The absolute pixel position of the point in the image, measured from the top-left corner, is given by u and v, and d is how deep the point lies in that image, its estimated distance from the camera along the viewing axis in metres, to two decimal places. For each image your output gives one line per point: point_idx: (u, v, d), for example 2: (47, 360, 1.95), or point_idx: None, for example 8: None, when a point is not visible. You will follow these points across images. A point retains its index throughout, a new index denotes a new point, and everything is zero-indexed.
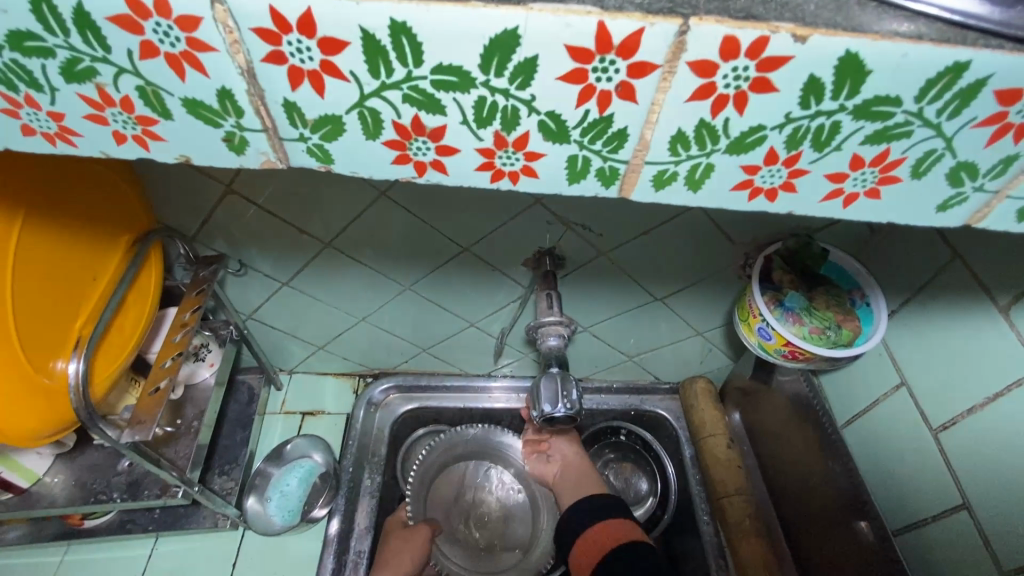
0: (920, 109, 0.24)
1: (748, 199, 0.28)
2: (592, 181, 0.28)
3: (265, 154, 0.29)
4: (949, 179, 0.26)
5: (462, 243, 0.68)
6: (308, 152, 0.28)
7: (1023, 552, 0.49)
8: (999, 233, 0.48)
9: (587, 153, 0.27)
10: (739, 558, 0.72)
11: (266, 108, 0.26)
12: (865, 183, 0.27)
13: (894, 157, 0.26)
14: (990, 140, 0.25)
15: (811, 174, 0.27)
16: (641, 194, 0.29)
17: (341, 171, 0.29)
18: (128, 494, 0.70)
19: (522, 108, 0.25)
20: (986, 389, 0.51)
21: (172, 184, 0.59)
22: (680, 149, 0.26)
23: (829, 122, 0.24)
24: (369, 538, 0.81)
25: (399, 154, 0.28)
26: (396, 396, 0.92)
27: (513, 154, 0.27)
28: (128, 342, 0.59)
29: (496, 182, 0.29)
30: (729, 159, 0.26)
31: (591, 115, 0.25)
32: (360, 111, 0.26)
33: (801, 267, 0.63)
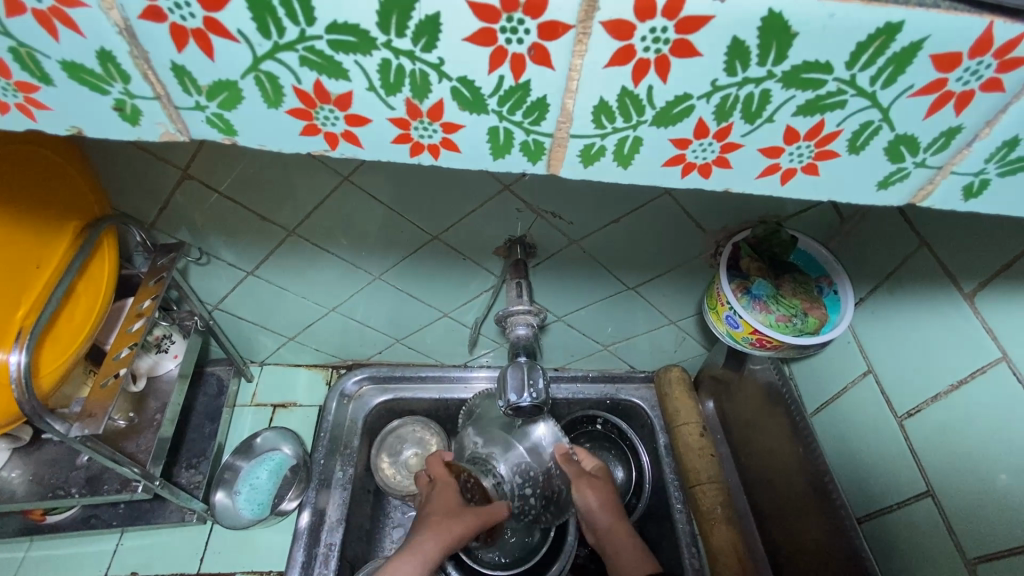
0: (853, 76, 0.23)
1: (681, 175, 0.28)
2: (517, 155, 0.28)
3: (163, 125, 0.27)
4: (888, 153, 0.26)
5: (431, 231, 0.67)
6: (207, 122, 0.27)
7: (982, 539, 0.49)
8: (969, 219, 0.48)
9: (507, 124, 0.26)
10: (711, 546, 0.71)
11: (154, 72, 0.24)
12: (801, 159, 0.27)
13: (830, 130, 0.25)
14: (930, 111, 0.24)
15: (745, 148, 0.26)
16: (570, 170, 0.28)
17: (246, 144, 0.28)
18: (88, 489, 0.68)
19: (431, 72, 0.24)
20: (948, 376, 0.51)
21: (124, 166, 0.57)
22: (604, 121, 0.25)
23: (757, 90, 0.24)
24: (341, 531, 0.78)
25: (307, 125, 0.26)
26: (370, 387, 0.90)
27: (430, 125, 0.26)
28: (81, 331, 0.57)
29: (417, 156, 0.28)
30: (657, 131, 0.26)
31: (505, 81, 0.24)
32: (257, 75, 0.24)
33: (770, 254, 0.63)
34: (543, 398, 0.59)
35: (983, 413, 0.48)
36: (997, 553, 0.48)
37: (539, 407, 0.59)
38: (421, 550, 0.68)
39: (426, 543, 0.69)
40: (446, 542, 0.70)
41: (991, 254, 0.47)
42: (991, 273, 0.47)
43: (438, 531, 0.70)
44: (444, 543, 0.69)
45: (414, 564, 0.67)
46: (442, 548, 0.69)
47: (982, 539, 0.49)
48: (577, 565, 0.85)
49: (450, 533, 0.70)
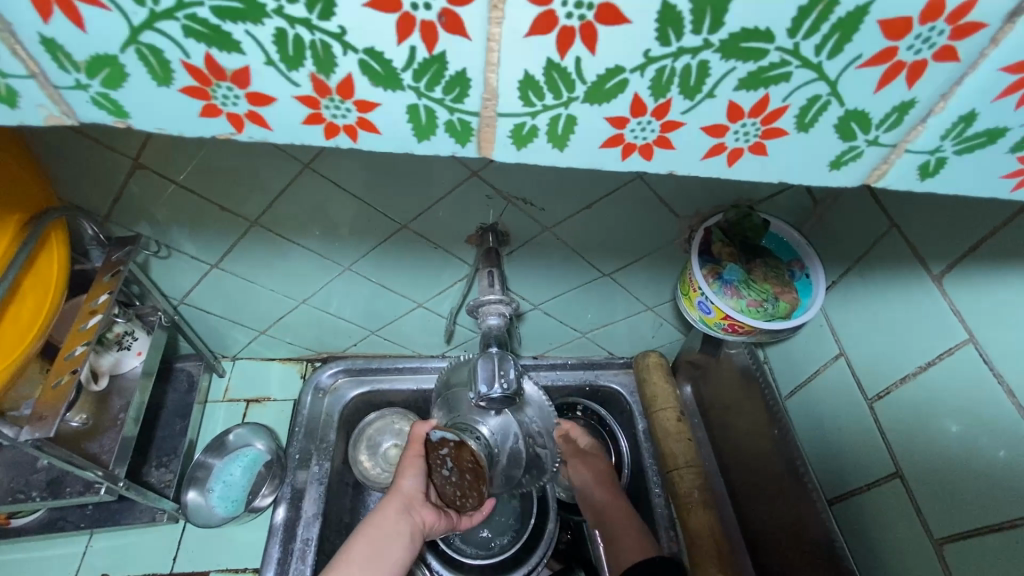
0: (795, 45, 0.22)
1: (620, 157, 0.26)
2: (444, 137, 0.26)
3: (45, 107, 0.25)
4: (839, 130, 0.25)
5: (400, 219, 0.65)
6: (94, 103, 0.24)
7: (948, 518, 0.50)
8: (938, 199, 0.48)
9: (427, 102, 0.24)
10: (688, 529, 0.71)
11: (23, 47, 0.22)
12: (747, 138, 0.25)
13: (775, 106, 0.24)
14: (880, 83, 0.23)
15: (687, 126, 0.25)
16: (503, 152, 0.27)
17: (143, 128, 0.26)
18: (48, 492, 0.66)
19: (334, 43, 0.22)
20: (917, 358, 0.51)
21: (64, 154, 0.54)
22: (533, 97, 0.24)
23: (694, 62, 0.22)
24: (318, 526, 0.77)
25: (205, 105, 0.24)
26: (345, 380, 0.88)
27: (342, 103, 0.24)
28: (27, 330, 0.54)
29: (332, 138, 0.26)
30: (590, 109, 0.24)
31: (418, 53, 0.22)
32: (138, 49, 0.22)
33: (742, 239, 0.62)
34: (514, 386, 0.58)
35: (949, 393, 0.48)
36: (962, 533, 0.48)
37: (507, 398, 0.58)
38: (381, 513, 0.68)
39: (384, 506, 0.69)
40: (404, 502, 0.69)
41: (960, 233, 0.47)
42: (960, 253, 0.47)
43: (393, 493, 0.69)
44: (399, 504, 0.69)
45: (378, 527, 0.67)
46: (402, 507, 0.68)
47: (948, 517, 0.50)
48: (559, 550, 0.84)
49: (405, 494, 0.69)
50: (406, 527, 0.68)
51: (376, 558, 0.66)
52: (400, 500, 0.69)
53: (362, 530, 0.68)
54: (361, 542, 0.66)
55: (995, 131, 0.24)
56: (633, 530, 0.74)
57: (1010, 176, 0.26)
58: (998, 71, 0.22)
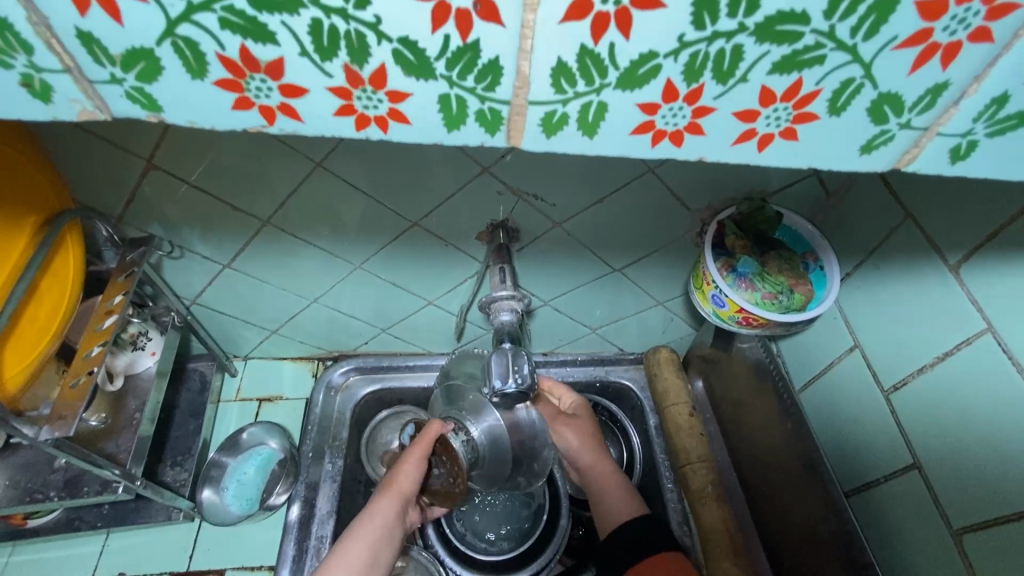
0: (831, 27, 0.22)
1: (651, 144, 0.26)
2: (474, 127, 0.26)
3: (79, 102, 0.25)
4: (872, 114, 0.25)
5: (411, 217, 0.65)
6: (128, 97, 0.25)
7: (968, 509, 0.49)
8: (955, 188, 0.48)
9: (460, 91, 0.24)
10: (702, 523, 0.71)
11: (60, 41, 0.22)
12: (779, 123, 0.25)
13: (808, 89, 0.24)
14: (914, 65, 0.23)
15: (718, 112, 0.25)
16: (532, 142, 0.27)
17: (175, 122, 0.26)
18: (67, 492, 0.66)
19: (369, 33, 0.22)
20: (935, 349, 0.51)
21: (80, 154, 0.54)
22: (565, 85, 0.24)
23: (728, 45, 0.22)
24: (331, 523, 0.78)
25: (238, 97, 0.25)
26: (356, 378, 0.89)
27: (373, 94, 0.24)
28: (45, 331, 0.55)
29: (363, 129, 0.26)
30: (622, 96, 0.24)
31: (452, 41, 0.22)
32: (174, 41, 0.22)
33: (756, 231, 0.62)
34: (529, 381, 0.58)
35: (968, 384, 0.48)
36: (983, 524, 0.48)
37: (519, 395, 0.58)
38: (375, 513, 0.64)
39: (379, 504, 0.65)
40: (402, 502, 0.66)
41: (978, 223, 0.46)
42: (977, 242, 0.47)
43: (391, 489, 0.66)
44: (397, 505, 0.65)
45: (370, 527, 0.63)
46: (399, 506, 0.65)
47: (966, 509, 0.49)
48: (572, 547, 0.85)
49: (404, 492, 0.66)
50: (397, 529, 0.66)
51: (370, 559, 0.62)
52: (401, 498, 0.65)
53: (357, 530, 0.63)
54: (354, 542, 0.62)
55: None
56: (621, 492, 0.72)
57: None
58: None
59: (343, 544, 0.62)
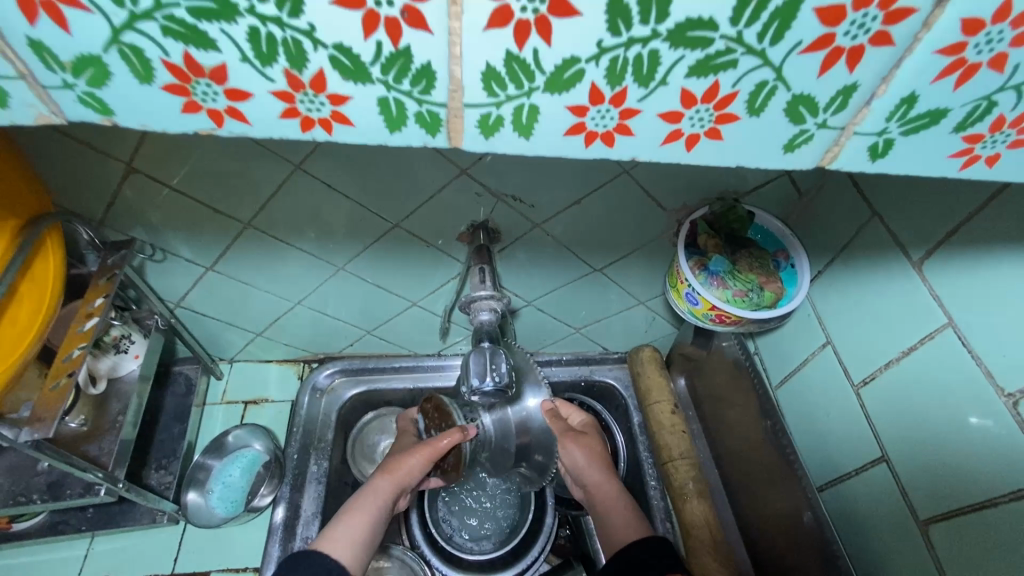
0: (738, 33, 0.23)
1: (584, 144, 0.27)
2: (415, 129, 0.27)
3: (35, 106, 0.26)
4: (788, 113, 0.26)
5: (391, 219, 0.66)
6: (81, 102, 0.25)
7: (933, 500, 0.50)
8: (917, 186, 0.49)
9: (397, 95, 0.25)
10: (683, 519, 0.72)
11: (13, 49, 0.23)
12: (702, 123, 0.26)
13: (725, 92, 0.25)
14: (822, 68, 0.24)
15: (644, 113, 0.26)
16: (472, 143, 0.28)
17: (128, 125, 0.27)
18: (49, 494, 0.66)
19: (304, 39, 0.23)
20: (900, 343, 0.52)
21: (55, 158, 0.54)
22: (496, 88, 0.25)
23: (646, 50, 0.23)
24: (317, 524, 0.78)
25: (187, 101, 0.25)
26: (343, 380, 0.90)
27: (315, 97, 0.25)
28: (26, 332, 0.54)
29: (309, 131, 0.27)
30: (551, 98, 0.25)
31: (384, 48, 0.23)
32: (120, 48, 0.23)
33: (728, 230, 0.63)
34: (509, 380, 0.59)
35: (931, 378, 0.49)
36: (947, 513, 0.49)
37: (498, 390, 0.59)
38: (375, 490, 0.67)
39: (379, 483, 0.67)
40: (398, 486, 0.68)
41: (937, 220, 0.48)
42: (938, 240, 0.48)
43: (390, 477, 0.68)
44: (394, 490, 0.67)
45: (371, 501, 0.66)
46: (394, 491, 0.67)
47: (932, 500, 0.50)
48: (559, 546, 0.85)
49: (401, 481, 0.68)
50: (389, 515, 0.67)
51: (368, 531, 0.64)
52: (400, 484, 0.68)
53: (356, 507, 0.65)
54: (354, 514, 0.64)
55: (937, 112, 0.25)
56: (629, 513, 0.68)
57: (956, 155, 0.27)
58: (934, 54, 0.23)
59: (343, 517, 0.64)
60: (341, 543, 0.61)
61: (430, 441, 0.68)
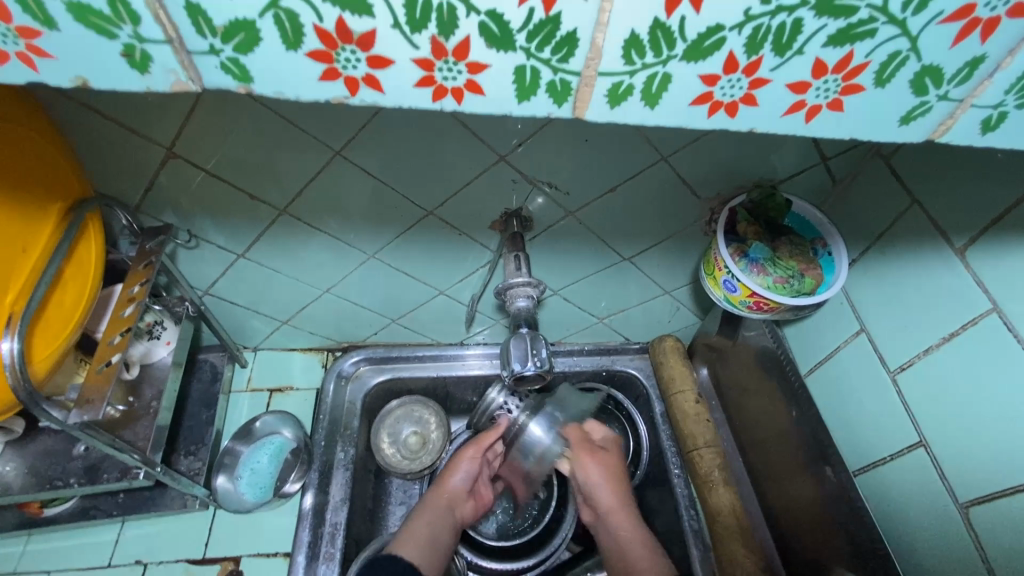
0: (884, 2, 0.23)
1: (707, 115, 0.28)
2: (543, 99, 0.27)
3: (175, 72, 0.26)
4: (913, 86, 0.26)
5: (426, 206, 0.66)
6: (222, 68, 0.26)
7: (974, 483, 0.51)
8: (961, 173, 0.49)
9: (535, 63, 0.25)
10: (710, 507, 0.73)
11: (166, 12, 0.23)
12: (827, 94, 0.27)
13: (857, 62, 0.25)
14: (956, 39, 0.24)
15: (773, 83, 0.26)
16: (596, 113, 0.28)
17: (263, 93, 0.27)
18: (86, 479, 0.67)
19: (459, 6, 0.23)
20: (940, 330, 0.53)
21: (108, 142, 0.54)
22: (635, 57, 0.25)
23: (790, 19, 0.24)
24: (345, 510, 0.79)
25: (326, 69, 0.25)
26: (367, 368, 0.90)
27: (455, 65, 0.25)
28: (71, 318, 0.55)
29: (439, 100, 0.27)
30: (686, 67, 0.25)
31: (536, 14, 0.23)
32: (276, 13, 0.23)
33: (768, 218, 0.63)
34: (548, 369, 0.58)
35: (973, 363, 0.50)
36: (989, 496, 0.50)
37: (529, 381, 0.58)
38: (429, 502, 0.78)
39: (432, 495, 0.79)
40: (449, 498, 0.79)
41: (980, 209, 0.48)
42: (982, 226, 0.48)
43: (438, 491, 0.79)
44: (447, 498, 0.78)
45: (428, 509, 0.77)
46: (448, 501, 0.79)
47: (974, 484, 0.51)
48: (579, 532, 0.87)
49: (450, 492, 0.79)
50: (451, 518, 0.78)
51: (430, 538, 0.75)
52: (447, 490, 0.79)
53: (419, 512, 0.77)
54: (418, 520, 0.76)
55: None
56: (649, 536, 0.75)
57: None
58: None
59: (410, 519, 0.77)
60: (415, 539, 0.74)
61: (474, 440, 0.81)
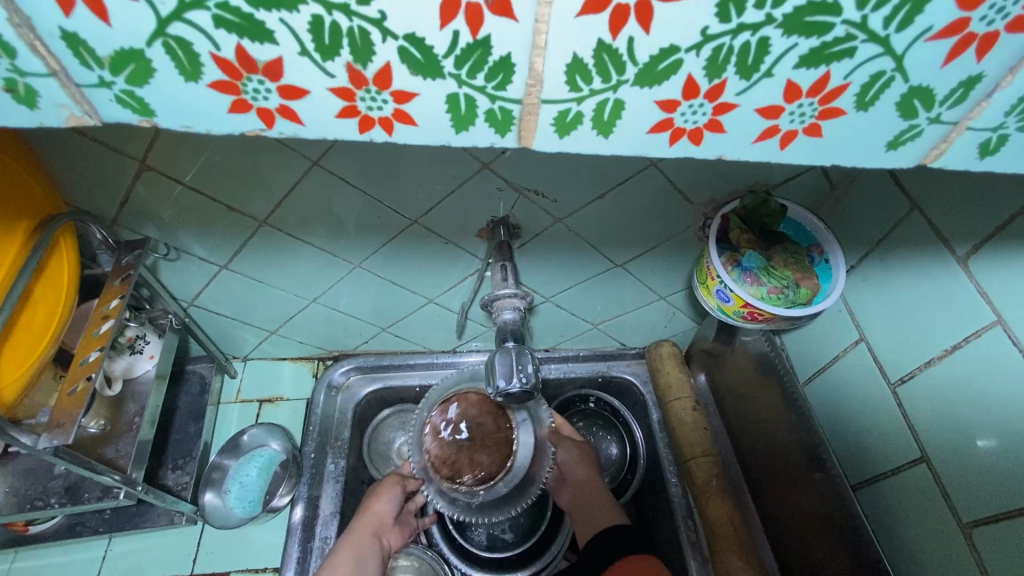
0: (863, 18, 0.21)
1: (669, 142, 0.26)
2: (483, 128, 0.25)
3: (66, 107, 0.24)
4: (900, 108, 0.24)
5: (410, 215, 0.64)
6: (118, 102, 0.24)
7: (977, 502, 0.49)
8: (961, 178, 0.47)
9: (469, 90, 0.23)
10: (707, 518, 0.71)
11: (43, 43, 0.21)
12: (803, 119, 0.25)
13: (835, 84, 0.23)
14: (948, 57, 0.22)
15: (740, 109, 0.24)
16: (544, 143, 0.26)
17: (169, 127, 0.25)
18: (67, 498, 0.66)
19: (372, 29, 0.21)
20: (943, 341, 0.50)
21: (69, 158, 0.53)
22: (580, 83, 0.23)
23: (754, 39, 0.22)
24: (336, 523, 0.78)
25: (234, 100, 0.24)
26: (358, 378, 0.89)
27: (378, 94, 0.24)
28: (43, 336, 0.54)
29: (367, 132, 0.25)
30: (640, 92, 0.24)
31: (462, 38, 0.21)
32: (165, 41, 0.21)
33: (760, 225, 0.61)
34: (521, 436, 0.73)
35: (975, 377, 0.48)
36: (992, 517, 0.48)
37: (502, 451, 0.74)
38: (353, 530, 0.72)
39: (357, 524, 0.72)
40: (377, 522, 0.73)
41: (985, 215, 0.46)
42: (986, 234, 0.46)
43: (366, 518, 0.73)
44: (372, 526, 0.73)
45: (351, 542, 0.70)
46: (373, 529, 0.73)
47: (978, 503, 0.49)
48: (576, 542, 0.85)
49: (378, 518, 0.74)
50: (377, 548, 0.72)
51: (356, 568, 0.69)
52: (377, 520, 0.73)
53: (345, 541, 0.71)
54: (343, 551, 0.70)
55: None
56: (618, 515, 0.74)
57: None
58: None
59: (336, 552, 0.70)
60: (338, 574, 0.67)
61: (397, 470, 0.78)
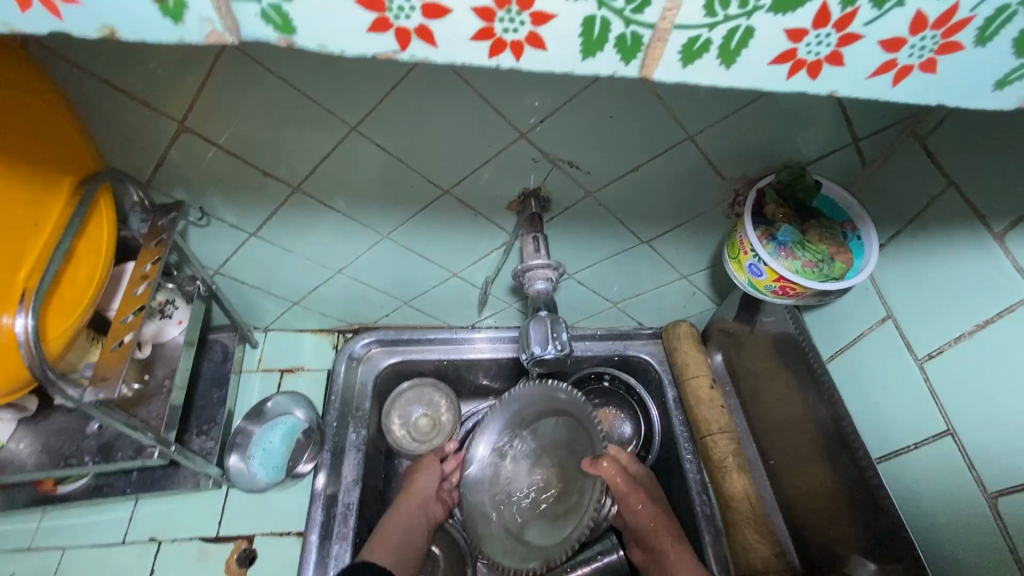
0: None
1: (788, 74, 0.26)
2: (610, 55, 0.26)
3: (210, 21, 0.24)
4: (1016, 45, 0.25)
5: (442, 186, 0.64)
6: (262, 17, 0.24)
7: (1003, 471, 0.50)
8: (1003, 155, 0.47)
9: (606, 12, 0.24)
10: (723, 492, 0.73)
11: None
12: (921, 53, 0.25)
13: (961, 16, 0.24)
14: None
15: (864, 39, 0.25)
16: (665, 71, 0.27)
17: (304, 46, 0.26)
18: (101, 456, 0.67)
19: None
20: (974, 317, 0.51)
21: (117, 117, 0.53)
22: (716, 7, 0.24)
23: None
24: (357, 491, 0.79)
25: (377, 18, 0.24)
26: (378, 350, 0.90)
27: (517, 15, 0.24)
28: (84, 294, 0.55)
29: (496, 56, 0.26)
30: (770, 20, 0.24)
31: None
32: None
33: (795, 199, 0.61)
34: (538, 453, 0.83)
35: (1006, 351, 0.49)
36: (1016, 487, 0.49)
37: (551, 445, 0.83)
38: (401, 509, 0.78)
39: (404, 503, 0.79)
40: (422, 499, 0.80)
41: None
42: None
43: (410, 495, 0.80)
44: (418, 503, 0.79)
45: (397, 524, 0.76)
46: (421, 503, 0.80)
47: (1006, 475, 0.50)
48: None
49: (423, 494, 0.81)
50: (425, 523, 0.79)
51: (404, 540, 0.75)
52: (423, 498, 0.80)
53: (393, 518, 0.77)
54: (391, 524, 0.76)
55: None
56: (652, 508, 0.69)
57: None
58: None
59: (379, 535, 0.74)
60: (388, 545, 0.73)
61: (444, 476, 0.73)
